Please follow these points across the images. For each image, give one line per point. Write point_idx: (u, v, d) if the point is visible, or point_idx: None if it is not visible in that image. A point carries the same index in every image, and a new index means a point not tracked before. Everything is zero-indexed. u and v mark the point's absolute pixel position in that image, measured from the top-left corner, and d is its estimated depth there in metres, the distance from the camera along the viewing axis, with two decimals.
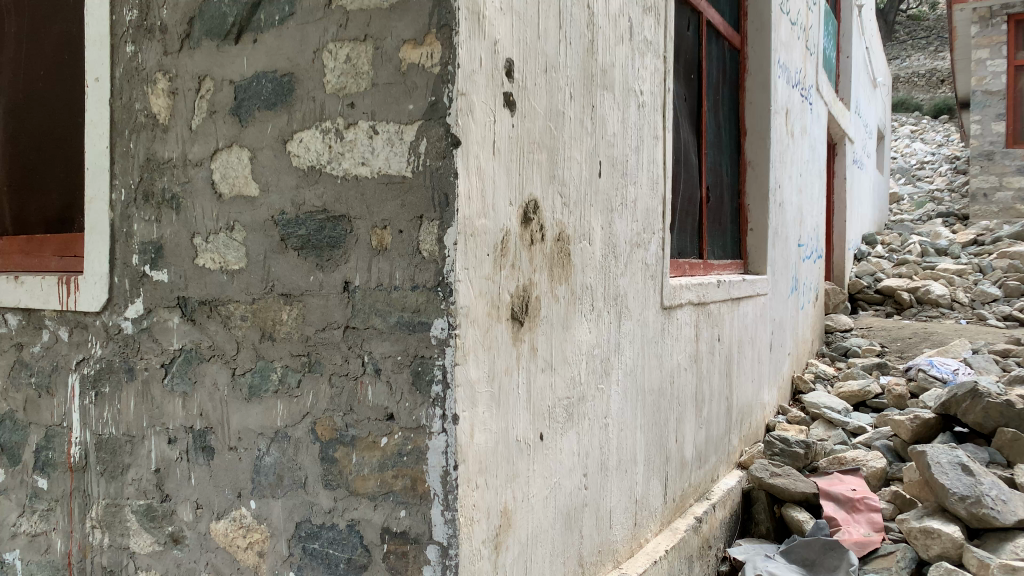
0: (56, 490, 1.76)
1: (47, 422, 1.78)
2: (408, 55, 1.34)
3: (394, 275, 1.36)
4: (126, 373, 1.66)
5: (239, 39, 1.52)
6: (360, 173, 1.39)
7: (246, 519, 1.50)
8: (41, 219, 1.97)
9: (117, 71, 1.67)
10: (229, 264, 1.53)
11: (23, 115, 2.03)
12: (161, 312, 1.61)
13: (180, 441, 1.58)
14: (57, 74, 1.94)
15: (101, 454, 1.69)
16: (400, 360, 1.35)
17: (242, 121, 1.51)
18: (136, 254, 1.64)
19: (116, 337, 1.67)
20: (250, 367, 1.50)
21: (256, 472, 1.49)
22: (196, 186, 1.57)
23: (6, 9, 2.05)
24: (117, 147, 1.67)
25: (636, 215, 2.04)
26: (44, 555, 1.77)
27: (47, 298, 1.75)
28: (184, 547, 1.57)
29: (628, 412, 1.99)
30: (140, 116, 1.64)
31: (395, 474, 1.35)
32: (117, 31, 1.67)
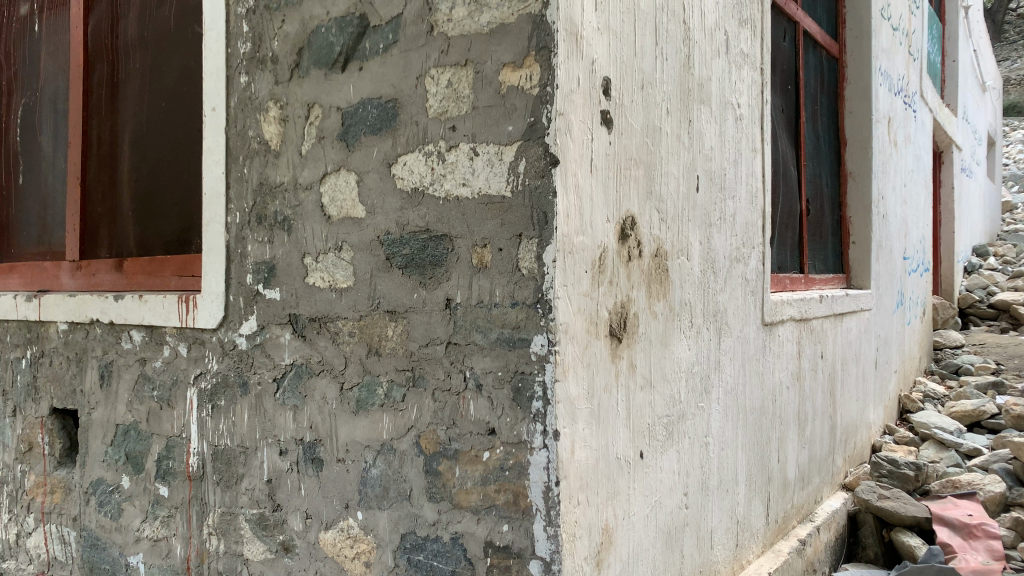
0: (176, 497, 1.85)
1: (168, 433, 1.88)
2: (508, 77, 1.37)
3: (494, 292, 1.38)
4: (240, 387, 1.74)
5: (345, 67, 1.59)
6: (461, 194, 1.42)
7: (353, 529, 1.54)
8: (161, 242, 2.10)
9: (232, 101, 1.77)
10: (338, 282, 1.59)
11: (145, 144, 2.17)
12: (274, 328, 1.69)
13: (291, 453, 1.65)
14: (177, 106, 2.07)
15: (217, 464, 1.78)
16: (501, 376, 1.37)
17: (349, 146, 1.58)
18: (250, 273, 1.73)
19: (231, 353, 1.76)
20: (357, 382, 1.55)
21: (363, 484, 1.54)
22: (307, 209, 1.64)
23: (132, 47, 2.21)
24: (232, 173, 1.76)
25: (735, 229, 2.01)
26: (165, 559, 1.88)
27: (169, 315, 1.86)
28: (295, 555, 1.63)
29: (729, 431, 1.96)
30: (253, 142, 1.73)
31: (497, 488, 1.37)
32: (233, 63, 1.77)
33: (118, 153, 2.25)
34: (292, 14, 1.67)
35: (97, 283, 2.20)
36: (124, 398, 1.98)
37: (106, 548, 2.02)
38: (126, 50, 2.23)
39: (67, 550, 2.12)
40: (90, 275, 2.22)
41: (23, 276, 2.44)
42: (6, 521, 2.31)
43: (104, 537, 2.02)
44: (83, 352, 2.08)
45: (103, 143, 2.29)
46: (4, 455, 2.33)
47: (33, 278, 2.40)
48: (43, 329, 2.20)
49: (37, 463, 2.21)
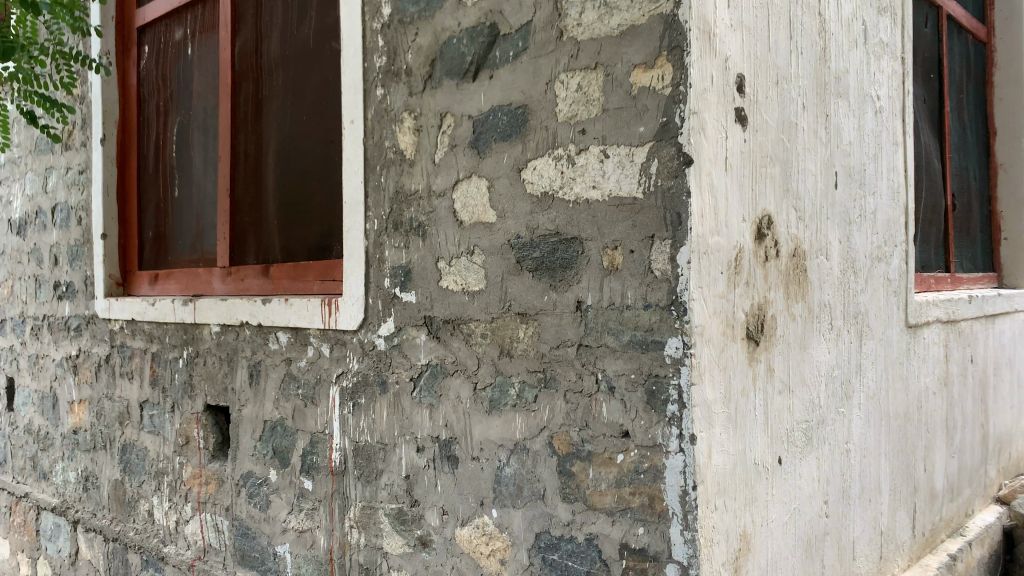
0: (319, 491, 1.95)
1: (312, 429, 1.98)
2: (639, 78, 1.37)
3: (626, 294, 1.38)
4: (379, 386, 1.81)
5: (476, 76, 1.63)
6: (591, 197, 1.43)
7: (489, 527, 1.58)
8: (304, 248, 2.23)
9: (369, 113, 1.84)
10: (470, 285, 1.63)
11: (288, 156, 2.30)
12: (410, 330, 1.75)
13: (427, 450, 1.70)
14: (317, 119, 2.18)
15: (358, 460, 1.86)
16: (635, 378, 1.37)
17: (480, 152, 1.61)
18: (388, 278, 1.80)
19: (371, 353, 1.83)
20: (490, 382, 1.59)
21: (497, 482, 1.57)
22: (440, 215, 1.69)
23: (275, 65, 2.34)
24: (370, 182, 1.84)
25: (876, 227, 1.93)
26: (310, 549, 1.98)
27: (312, 317, 1.96)
28: (432, 550, 1.69)
29: (871, 439, 1.87)
30: (389, 152, 1.80)
31: (632, 491, 1.36)
32: (369, 77, 1.85)
33: (263, 165, 2.39)
34: (425, 27, 1.73)
35: (247, 287, 2.36)
36: (271, 396, 2.11)
37: (256, 537, 2.15)
38: (269, 68, 2.37)
39: (221, 537, 2.27)
40: (241, 280, 2.39)
41: (180, 282, 2.64)
42: (167, 508, 2.50)
43: (254, 527, 2.15)
44: (234, 352, 2.23)
45: (249, 156, 2.44)
46: (164, 448, 2.52)
47: (189, 283, 2.60)
48: (198, 331, 2.37)
49: (193, 455, 2.38)
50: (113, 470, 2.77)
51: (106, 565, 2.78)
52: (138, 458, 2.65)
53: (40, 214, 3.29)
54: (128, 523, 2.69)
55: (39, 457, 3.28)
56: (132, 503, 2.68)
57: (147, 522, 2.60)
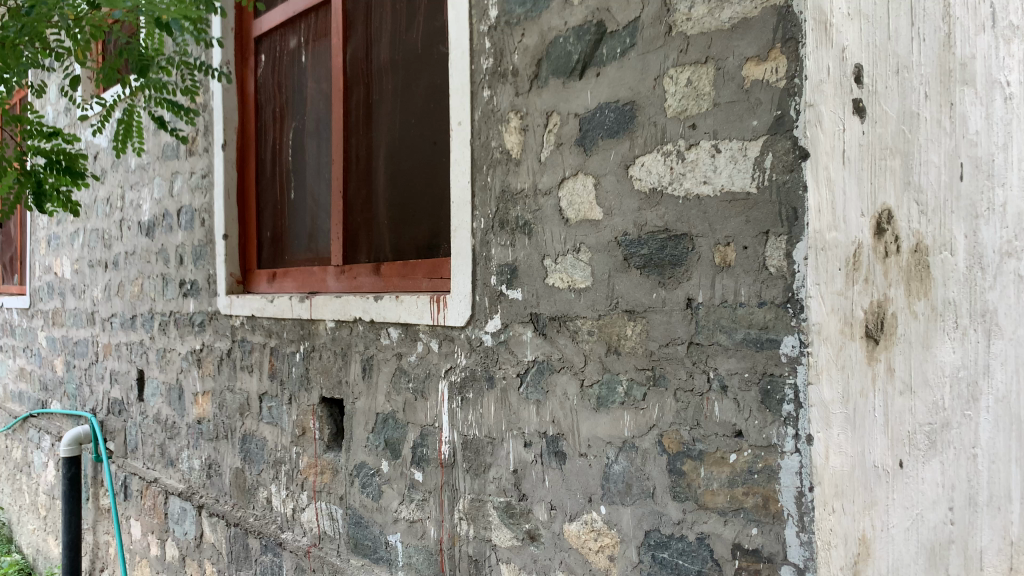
0: (430, 483, 2.01)
1: (422, 422, 2.04)
2: (752, 71, 1.35)
3: (740, 291, 1.37)
4: (487, 381, 1.85)
5: (583, 74, 1.64)
6: (702, 192, 1.42)
7: (597, 523, 1.59)
8: (414, 247, 2.29)
9: (477, 114, 1.88)
10: (577, 282, 1.63)
11: (397, 157, 2.37)
12: (517, 326, 1.77)
13: (535, 445, 1.72)
14: (426, 121, 2.24)
15: (467, 453, 1.90)
16: (748, 377, 1.36)
17: (587, 150, 1.62)
18: (495, 275, 1.83)
19: (478, 349, 1.87)
20: (598, 379, 1.59)
21: (606, 478, 1.58)
22: (547, 213, 1.70)
23: (385, 70, 2.42)
24: (477, 182, 1.87)
25: (1005, 220, 1.82)
26: (420, 539, 2.04)
27: (422, 313, 2.01)
28: (541, 544, 1.71)
29: (1000, 444, 1.77)
30: (496, 152, 1.83)
31: (745, 491, 1.35)
32: (476, 78, 1.88)
33: (374, 168, 2.47)
34: (531, 28, 1.75)
35: (360, 285, 2.45)
36: (383, 389, 2.18)
37: (369, 526, 2.22)
38: (380, 73, 2.44)
39: (335, 525, 2.37)
40: (354, 278, 2.48)
41: (296, 280, 2.77)
42: (284, 496, 2.62)
43: (367, 516, 2.23)
44: (347, 347, 2.31)
45: (360, 159, 2.53)
46: (282, 438, 2.64)
47: (305, 281, 2.72)
48: (314, 327, 2.47)
49: (309, 446, 2.49)
50: (235, 458, 2.92)
51: (228, 548, 2.94)
52: (257, 447, 2.78)
53: (167, 216, 3.50)
54: (248, 509, 2.84)
55: (167, 445, 3.49)
56: (251, 491, 2.82)
57: (266, 509, 2.73)
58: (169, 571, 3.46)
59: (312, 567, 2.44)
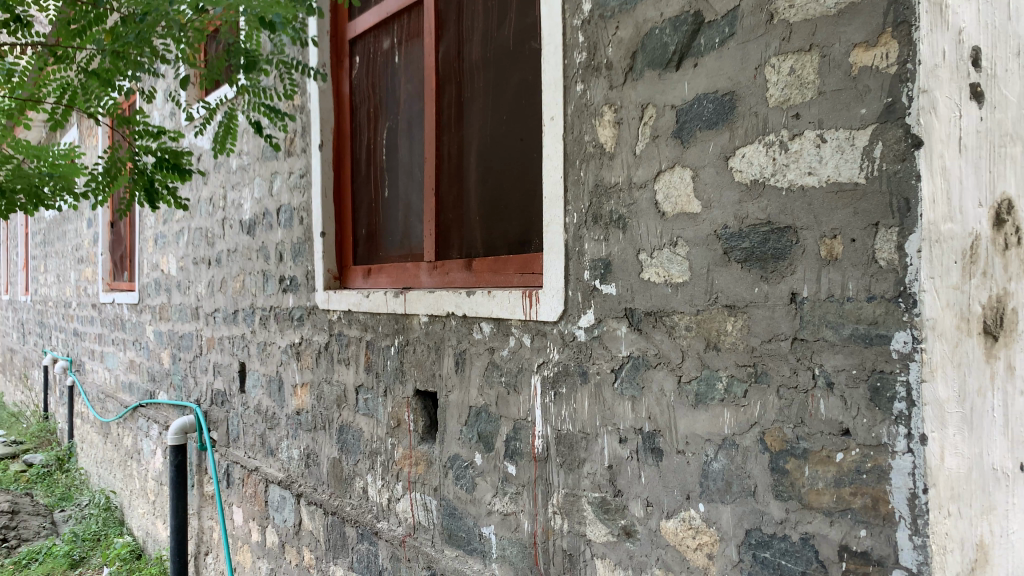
0: (523, 476, 2.02)
1: (515, 416, 2.05)
2: (860, 57, 1.30)
3: (847, 285, 1.33)
4: (580, 376, 1.84)
5: (680, 66, 1.62)
6: (806, 183, 1.38)
7: (695, 521, 1.57)
8: (505, 243, 2.31)
9: (570, 109, 1.87)
10: (674, 277, 1.61)
11: (489, 154, 2.39)
12: (611, 321, 1.76)
13: (631, 441, 1.71)
14: (518, 118, 2.25)
15: (561, 448, 1.90)
16: (856, 374, 1.31)
17: (684, 142, 1.60)
18: (588, 270, 1.82)
19: (571, 344, 1.87)
20: (696, 375, 1.57)
21: (704, 476, 1.56)
22: (642, 207, 1.69)
23: (477, 68, 2.44)
24: (569, 176, 1.87)
25: None
26: (514, 532, 2.05)
27: (514, 308, 2.02)
28: (637, 540, 1.70)
29: None
30: (589, 146, 1.82)
31: (853, 491, 1.31)
32: (569, 73, 1.87)
33: (465, 165, 2.50)
34: (626, 20, 1.74)
35: (452, 280, 2.49)
36: (476, 382, 2.20)
37: (463, 517, 2.26)
38: (471, 71, 2.47)
39: (430, 516, 2.41)
40: (446, 274, 2.52)
41: (390, 276, 2.83)
42: (380, 486, 2.68)
43: (461, 508, 2.26)
44: (441, 341, 2.35)
45: (452, 157, 2.56)
46: (378, 429, 2.71)
47: (399, 277, 2.77)
48: (408, 321, 2.52)
49: (404, 437, 2.55)
50: (332, 448, 3.01)
51: (326, 535, 3.03)
52: (354, 438, 2.86)
53: (267, 215, 3.64)
54: (345, 498, 2.92)
55: (267, 435, 3.63)
56: (348, 481, 2.90)
57: (362, 498, 2.81)
58: (270, 556, 3.59)
59: (407, 556, 2.49)
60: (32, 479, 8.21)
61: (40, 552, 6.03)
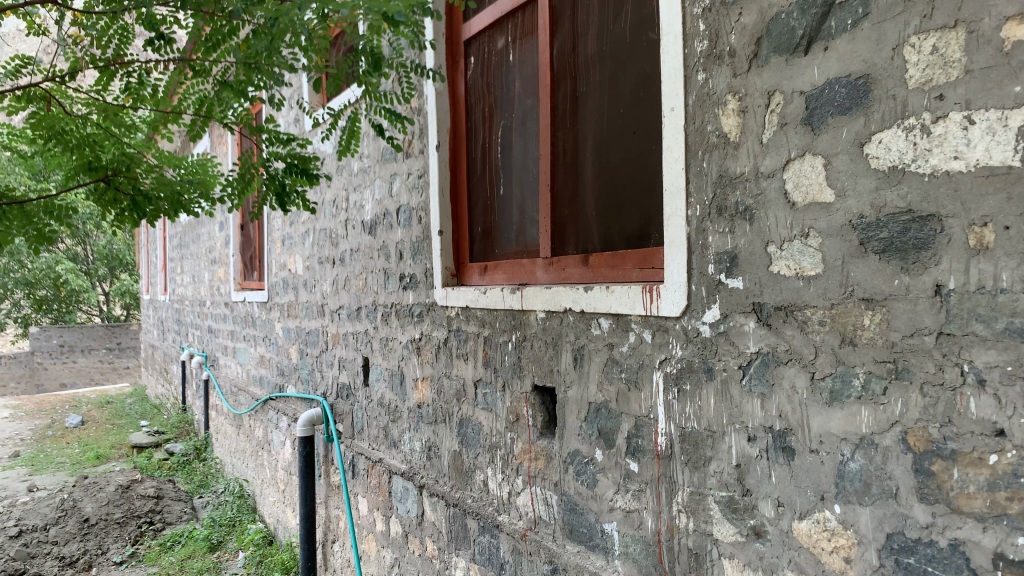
0: (646, 473, 2.00)
1: (637, 413, 2.03)
2: (1013, 31, 1.21)
3: (1000, 276, 1.24)
4: (705, 372, 1.80)
5: (809, 50, 1.55)
6: (952, 168, 1.30)
7: (831, 523, 1.51)
8: (623, 237, 2.29)
9: (691, 99, 1.83)
10: (805, 270, 1.56)
11: (605, 148, 2.37)
12: (737, 316, 1.71)
13: (760, 440, 1.66)
14: (635, 110, 2.22)
15: (685, 445, 1.87)
16: (1011, 371, 1.23)
17: (815, 129, 1.54)
18: (713, 264, 1.77)
19: (696, 339, 1.83)
20: (830, 372, 1.51)
21: (840, 476, 1.50)
22: (770, 197, 1.64)
23: (593, 62, 2.43)
24: (692, 168, 1.83)
25: None
26: (638, 529, 2.04)
27: (634, 304, 2.00)
28: (767, 541, 1.65)
29: None
30: (712, 136, 1.77)
31: (1008, 496, 1.23)
32: (690, 62, 1.83)
33: (581, 160, 2.49)
34: (750, 5, 1.68)
35: (568, 276, 2.48)
36: (595, 378, 2.19)
37: (584, 513, 2.26)
38: (587, 65, 2.45)
39: (551, 511, 2.42)
40: (563, 269, 2.52)
41: (506, 273, 2.86)
42: (500, 480, 2.72)
43: (582, 503, 2.26)
44: (559, 337, 2.35)
45: (568, 153, 2.56)
46: (497, 424, 2.74)
47: (515, 273, 2.79)
48: (525, 317, 2.53)
49: (523, 432, 2.57)
50: (453, 442, 3.07)
51: (448, 527, 3.10)
52: (473, 432, 2.91)
53: (388, 215, 3.75)
54: (466, 491, 2.98)
55: (390, 428, 3.74)
56: (469, 474, 2.95)
57: (483, 491, 2.85)
58: (394, 545, 3.70)
59: (529, 550, 2.51)
60: (173, 466, 8.77)
61: (182, 535, 6.43)
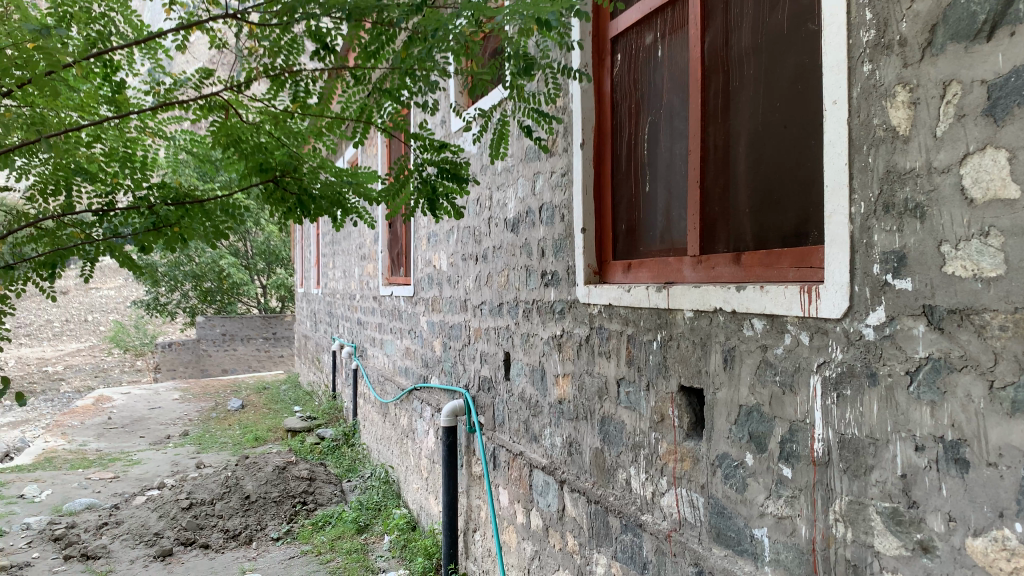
0: (801, 480, 1.94)
1: (791, 417, 1.97)
2: None
3: None
4: (868, 378, 1.73)
5: (991, 36, 1.45)
6: None
7: (1010, 542, 1.41)
8: (779, 235, 2.22)
9: (855, 91, 1.75)
10: (984, 271, 1.46)
11: (760, 143, 2.30)
12: (905, 319, 1.63)
13: (929, 450, 1.58)
14: (793, 104, 2.15)
15: (844, 453, 1.80)
16: None
17: (998, 120, 1.44)
18: (878, 264, 1.69)
19: (858, 343, 1.75)
20: (1012, 381, 1.41)
21: (1022, 492, 1.39)
22: (944, 194, 1.54)
23: (746, 55, 2.36)
24: (856, 163, 1.76)
25: None
26: (790, 537, 1.98)
27: (790, 304, 1.93)
28: (936, 557, 1.56)
29: None
30: (879, 130, 1.69)
31: None
32: (854, 53, 1.76)
33: (733, 156, 2.43)
34: None
35: (718, 275, 2.44)
36: (747, 380, 2.14)
37: (733, 517, 2.21)
38: (740, 58, 2.39)
39: (697, 513, 2.39)
40: (712, 268, 2.48)
41: (651, 271, 2.83)
42: (644, 479, 2.70)
43: (731, 507, 2.22)
44: (707, 338, 2.31)
45: (719, 149, 2.51)
46: (641, 423, 2.73)
47: (661, 272, 2.77)
48: (671, 316, 2.51)
49: (669, 432, 2.55)
50: (595, 439, 3.08)
51: (590, 523, 3.12)
52: (616, 431, 2.91)
53: (530, 213, 3.81)
54: (608, 489, 2.98)
55: (531, 422, 3.80)
56: (611, 472, 2.95)
57: (625, 490, 2.85)
58: (534, 538, 3.76)
59: (673, 551, 2.50)
60: (324, 450, 9.27)
61: (333, 517, 6.79)
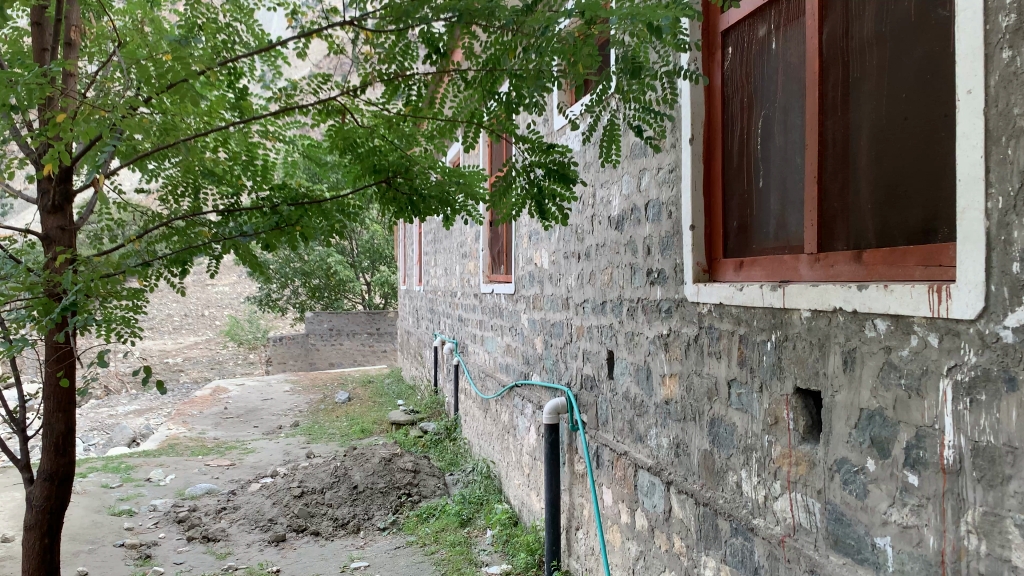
0: (928, 488, 1.85)
1: (918, 422, 1.89)
2: None
3: None
4: (1006, 382, 1.63)
5: None
6: None
7: None
8: (904, 232, 2.13)
9: (992, 79, 1.66)
10: None
11: (884, 136, 2.21)
12: None
13: None
14: (921, 95, 2.05)
15: (978, 461, 1.71)
16: None
17: None
18: (1017, 262, 1.60)
19: (994, 345, 1.66)
20: None
21: None
22: None
23: (869, 45, 2.27)
24: (993, 155, 1.66)
25: None
26: (916, 547, 1.89)
27: (917, 305, 1.84)
28: None
29: None
30: (1019, 120, 1.60)
31: None
32: (992, 39, 1.66)
33: (853, 150, 2.34)
34: None
35: (837, 273, 2.36)
36: (869, 383, 2.06)
37: (853, 525, 2.14)
38: (861, 48, 2.30)
39: (813, 519, 2.32)
40: (830, 266, 2.40)
41: (765, 269, 2.76)
42: (756, 483, 2.64)
43: (850, 514, 2.14)
44: (826, 338, 2.23)
45: (838, 142, 2.42)
46: (753, 425, 2.67)
47: (775, 270, 2.70)
48: (786, 316, 2.44)
49: (783, 435, 2.48)
50: (703, 441, 3.03)
51: (698, 525, 3.07)
52: (726, 432, 2.85)
53: (636, 210, 3.78)
54: (717, 491, 2.93)
55: (636, 422, 3.77)
56: (721, 474, 2.90)
57: (735, 493, 2.79)
58: (639, 538, 3.74)
59: (788, 557, 2.44)
60: (427, 443, 9.47)
61: (436, 509, 6.93)
